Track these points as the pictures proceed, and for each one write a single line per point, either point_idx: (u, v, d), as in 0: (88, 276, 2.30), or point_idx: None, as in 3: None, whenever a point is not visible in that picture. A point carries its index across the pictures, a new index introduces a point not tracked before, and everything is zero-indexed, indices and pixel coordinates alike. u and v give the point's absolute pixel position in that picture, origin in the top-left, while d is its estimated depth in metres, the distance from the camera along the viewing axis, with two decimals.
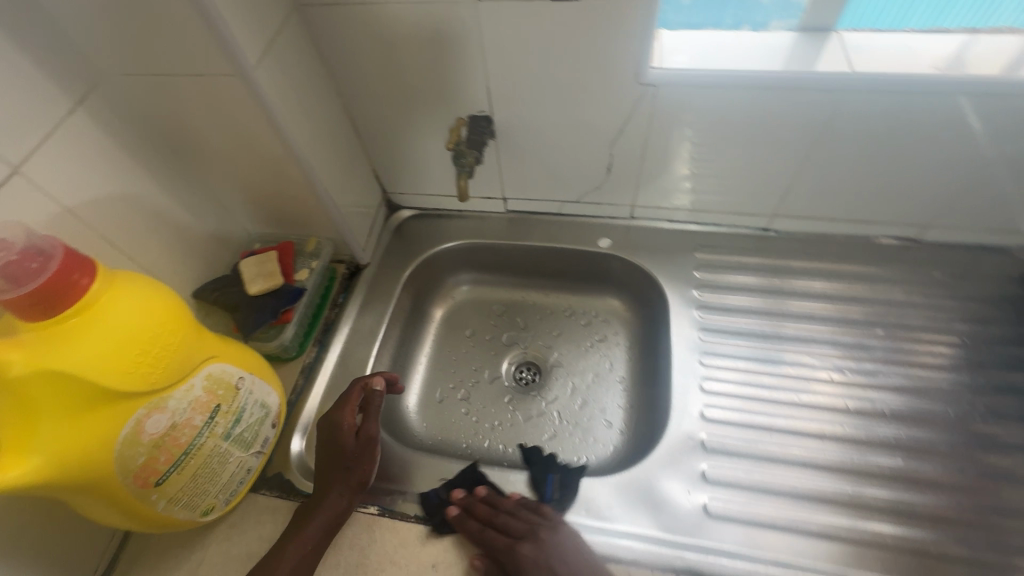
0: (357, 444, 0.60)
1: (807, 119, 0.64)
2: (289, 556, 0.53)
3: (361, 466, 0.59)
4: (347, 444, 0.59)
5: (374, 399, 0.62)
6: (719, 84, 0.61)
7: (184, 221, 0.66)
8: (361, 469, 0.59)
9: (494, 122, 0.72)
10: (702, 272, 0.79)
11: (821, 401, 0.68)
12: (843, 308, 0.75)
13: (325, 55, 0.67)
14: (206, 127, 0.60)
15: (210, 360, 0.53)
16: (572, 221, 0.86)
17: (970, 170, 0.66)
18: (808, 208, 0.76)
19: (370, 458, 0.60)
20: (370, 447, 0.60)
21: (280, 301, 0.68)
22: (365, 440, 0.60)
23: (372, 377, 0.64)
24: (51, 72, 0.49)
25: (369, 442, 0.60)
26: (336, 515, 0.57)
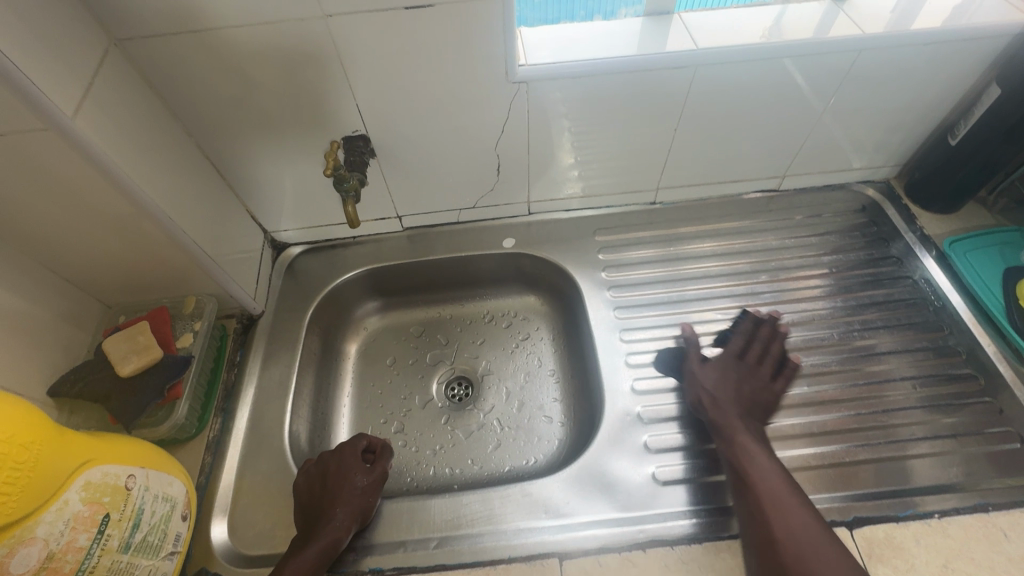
0: (363, 479, 0.60)
1: (671, 97, 0.68)
2: None
3: (367, 498, 0.59)
4: (356, 477, 0.60)
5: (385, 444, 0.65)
6: (585, 73, 0.63)
7: (22, 310, 0.55)
8: (362, 499, 0.59)
9: (371, 141, 0.69)
10: (605, 253, 0.82)
11: None
12: (733, 262, 0.82)
13: (162, 93, 0.60)
14: (27, 197, 0.50)
15: (84, 466, 0.44)
16: (473, 227, 0.85)
17: (808, 122, 0.75)
18: (685, 178, 0.82)
19: (373, 493, 0.60)
20: (377, 484, 0.61)
21: (164, 376, 0.59)
22: (373, 474, 0.61)
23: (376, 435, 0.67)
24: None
25: (375, 478, 0.61)
26: (334, 544, 0.54)
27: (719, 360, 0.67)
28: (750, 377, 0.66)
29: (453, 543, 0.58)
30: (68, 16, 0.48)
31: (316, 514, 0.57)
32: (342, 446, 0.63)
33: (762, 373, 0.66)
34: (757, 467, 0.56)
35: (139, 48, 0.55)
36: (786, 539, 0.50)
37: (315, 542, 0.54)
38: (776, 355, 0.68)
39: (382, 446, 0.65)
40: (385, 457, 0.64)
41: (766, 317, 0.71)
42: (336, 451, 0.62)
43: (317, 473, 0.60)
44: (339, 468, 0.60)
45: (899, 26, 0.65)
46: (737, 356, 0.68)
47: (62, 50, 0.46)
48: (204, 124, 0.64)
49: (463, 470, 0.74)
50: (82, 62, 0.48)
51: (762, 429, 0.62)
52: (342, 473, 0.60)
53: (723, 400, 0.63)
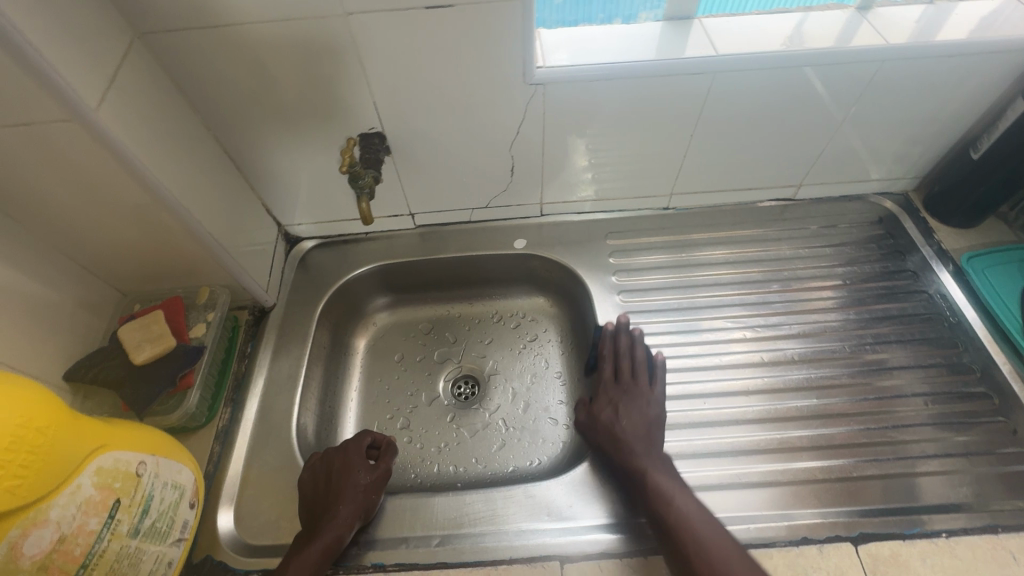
0: (367, 475, 0.61)
1: (688, 103, 0.68)
2: None
3: (370, 495, 0.60)
4: (359, 474, 0.61)
5: (389, 442, 0.66)
6: (602, 77, 0.63)
7: (40, 294, 0.57)
8: (365, 495, 0.59)
9: (387, 139, 0.69)
10: (616, 257, 0.82)
11: (741, 361, 0.73)
12: (744, 270, 0.81)
13: (183, 86, 0.60)
14: (48, 185, 0.51)
15: (96, 452, 0.45)
16: (485, 227, 0.85)
17: (826, 132, 0.74)
18: (700, 184, 0.81)
19: (376, 490, 0.61)
20: (380, 483, 0.62)
21: (177, 365, 0.60)
22: (377, 470, 0.62)
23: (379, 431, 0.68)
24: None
25: (379, 475, 0.62)
26: (337, 539, 0.55)
27: (603, 393, 0.69)
28: (633, 396, 0.67)
29: (455, 541, 0.58)
30: (95, 8, 0.49)
31: (322, 509, 0.57)
32: (347, 442, 0.64)
33: (640, 386, 0.68)
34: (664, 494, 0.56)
35: (162, 41, 0.55)
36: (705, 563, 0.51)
37: (318, 538, 0.54)
38: (642, 361, 0.70)
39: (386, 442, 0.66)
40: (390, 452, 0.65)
41: (619, 323, 0.74)
42: (341, 448, 0.63)
43: (323, 468, 0.61)
44: (344, 463, 0.61)
45: (924, 37, 0.64)
46: (612, 381, 0.70)
47: (89, 42, 0.47)
48: (223, 118, 0.65)
49: (466, 468, 0.75)
50: (107, 53, 0.49)
51: (662, 450, 0.62)
52: (346, 470, 0.60)
53: (620, 431, 0.63)
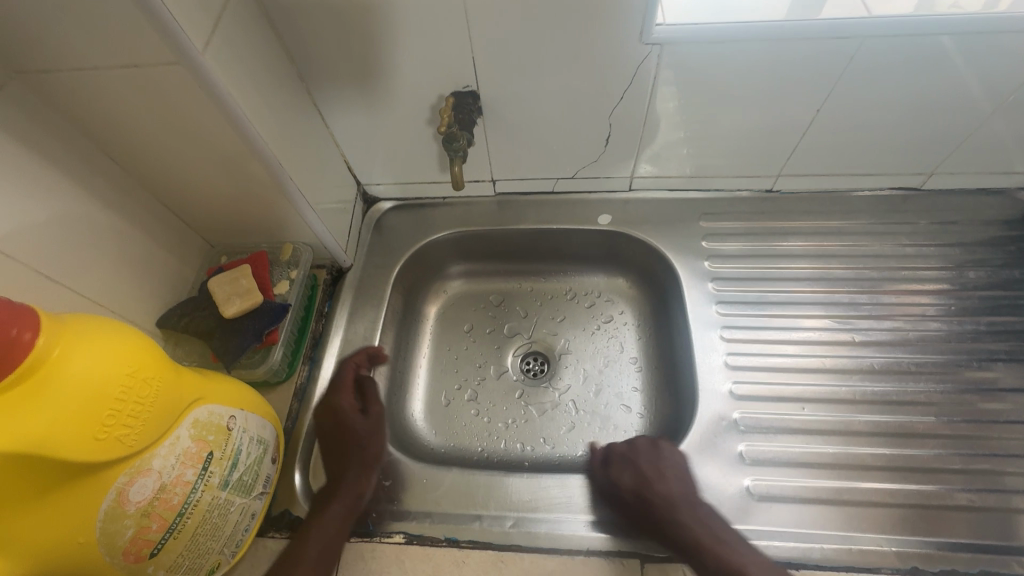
0: (366, 426, 0.61)
1: (822, 72, 0.59)
2: (312, 543, 0.52)
3: (374, 446, 0.60)
4: (358, 425, 0.61)
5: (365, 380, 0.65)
6: (729, 38, 0.56)
7: (136, 240, 0.57)
8: (372, 448, 0.60)
9: (480, 98, 0.65)
10: (709, 241, 0.75)
11: (844, 366, 0.66)
12: (854, 265, 0.73)
13: (279, 31, 0.58)
14: (149, 130, 0.51)
15: (193, 404, 0.45)
16: (568, 199, 0.80)
17: (980, 114, 0.64)
18: (813, 166, 0.72)
19: (380, 439, 0.61)
20: (378, 429, 0.62)
21: (262, 321, 0.59)
22: (371, 419, 0.62)
23: (356, 355, 0.66)
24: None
25: (375, 422, 0.62)
26: (356, 496, 0.56)
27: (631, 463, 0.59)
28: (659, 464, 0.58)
29: (529, 525, 0.57)
30: None
31: (336, 465, 0.58)
32: (329, 395, 0.63)
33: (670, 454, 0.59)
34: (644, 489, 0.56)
35: None
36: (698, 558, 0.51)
37: (339, 497, 0.55)
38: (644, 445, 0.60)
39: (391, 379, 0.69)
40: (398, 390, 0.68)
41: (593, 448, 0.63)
42: (333, 396, 0.63)
43: (326, 418, 0.61)
44: (342, 415, 0.61)
45: None
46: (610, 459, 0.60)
47: None
48: (314, 67, 0.62)
49: (534, 448, 0.73)
50: None
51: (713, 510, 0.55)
52: (344, 422, 0.60)
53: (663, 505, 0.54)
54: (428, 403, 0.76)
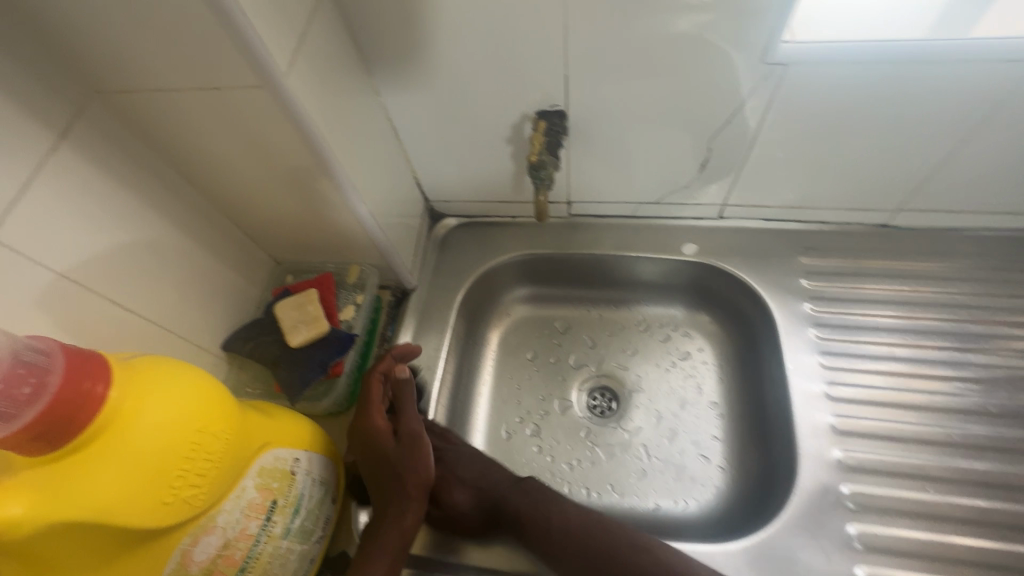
0: (399, 443, 0.54)
1: (978, 98, 0.50)
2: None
3: (415, 462, 0.53)
4: (389, 443, 0.54)
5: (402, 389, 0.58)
6: (867, 59, 0.48)
7: (206, 261, 0.55)
8: (418, 464, 0.53)
9: (567, 118, 0.59)
10: (811, 280, 0.67)
11: (975, 440, 0.57)
12: (988, 319, 0.62)
13: (360, 43, 0.54)
14: (225, 152, 0.48)
15: (259, 452, 0.42)
16: (649, 224, 0.73)
17: None
18: (944, 202, 0.62)
19: (419, 450, 0.54)
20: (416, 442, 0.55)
21: (328, 353, 0.56)
22: (407, 432, 0.55)
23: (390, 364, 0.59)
24: (5, 89, 0.37)
25: (411, 434, 0.55)
26: (416, 521, 0.52)
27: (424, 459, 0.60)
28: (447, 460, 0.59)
29: None
30: None
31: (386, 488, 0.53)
32: (361, 412, 0.56)
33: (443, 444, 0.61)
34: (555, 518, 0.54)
35: None
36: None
37: (392, 523, 0.51)
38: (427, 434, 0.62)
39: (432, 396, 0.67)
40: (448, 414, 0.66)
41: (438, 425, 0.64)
42: (365, 413, 0.55)
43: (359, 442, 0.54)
44: (374, 435, 0.54)
45: None
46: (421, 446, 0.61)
47: None
48: (393, 81, 0.58)
49: (601, 496, 0.67)
50: (301, 8, 0.43)
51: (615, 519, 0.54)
52: (377, 443, 0.54)
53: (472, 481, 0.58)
54: (488, 435, 0.72)
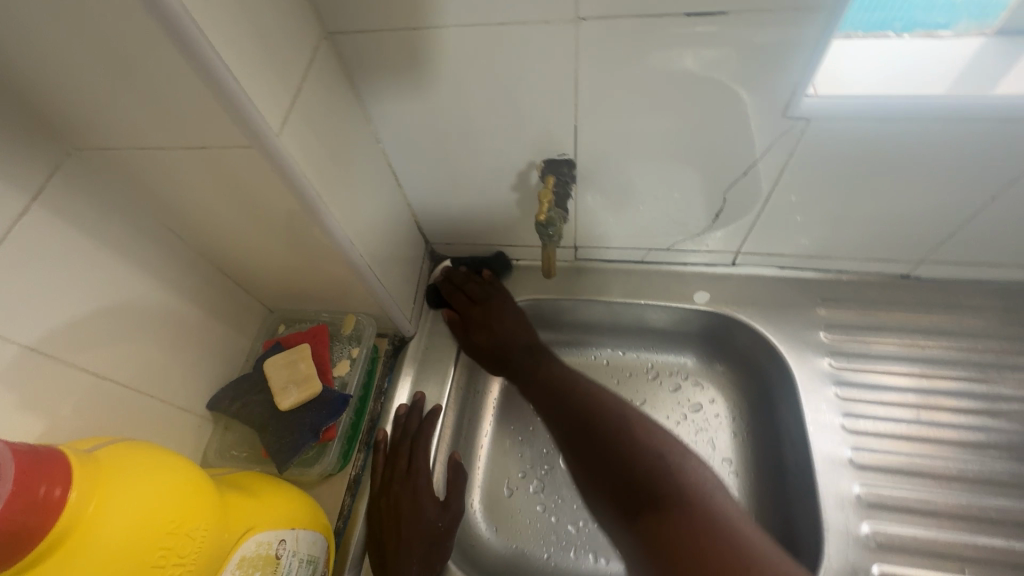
0: (443, 518, 0.56)
1: (1012, 154, 0.47)
2: None
3: (446, 542, 0.55)
4: (434, 516, 0.55)
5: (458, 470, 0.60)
6: (893, 115, 0.45)
7: (192, 317, 0.52)
8: (443, 545, 0.55)
9: (576, 167, 0.57)
10: (829, 332, 0.64)
11: (1011, 514, 0.54)
12: (1019, 381, 0.59)
13: (360, 89, 0.51)
14: (214, 206, 0.45)
15: (241, 539, 0.39)
16: (659, 270, 0.70)
17: None
18: (969, 255, 0.60)
19: (450, 535, 0.56)
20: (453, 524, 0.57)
21: (319, 417, 0.53)
22: (451, 513, 0.56)
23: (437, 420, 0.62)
24: None
25: (452, 517, 0.57)
26: None
27: (476, 307, 0.66)
28: (491, 307, 0.65)
29: None
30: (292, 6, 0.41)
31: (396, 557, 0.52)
32: (416, 470, 0.57)
33: (495, 300, 0.66)
34: (611, 413, 0.52)
35: (350, 43, 0.47)
36: (696, 543, 0.41)
37: None
38: (474, 288, 0.67)
39: (504, 289, 0.69)
40: (513, 301, 0.67)
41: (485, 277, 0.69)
42: (414, 474, 0.57)
43: (393, 503, 0.55)
44: (422, 502, 0.55)
45: None
46: (467, 299, 0.67)
47: (280, 49, 0.39)
48: (394, 127, 0.55)
49: (609, 561, 0.64)
50: (296, 59, 0.41)
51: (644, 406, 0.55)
52: (420, 511, 0.55)
53: (507, 335, 0.64)
54: (489, 491, 0.68)
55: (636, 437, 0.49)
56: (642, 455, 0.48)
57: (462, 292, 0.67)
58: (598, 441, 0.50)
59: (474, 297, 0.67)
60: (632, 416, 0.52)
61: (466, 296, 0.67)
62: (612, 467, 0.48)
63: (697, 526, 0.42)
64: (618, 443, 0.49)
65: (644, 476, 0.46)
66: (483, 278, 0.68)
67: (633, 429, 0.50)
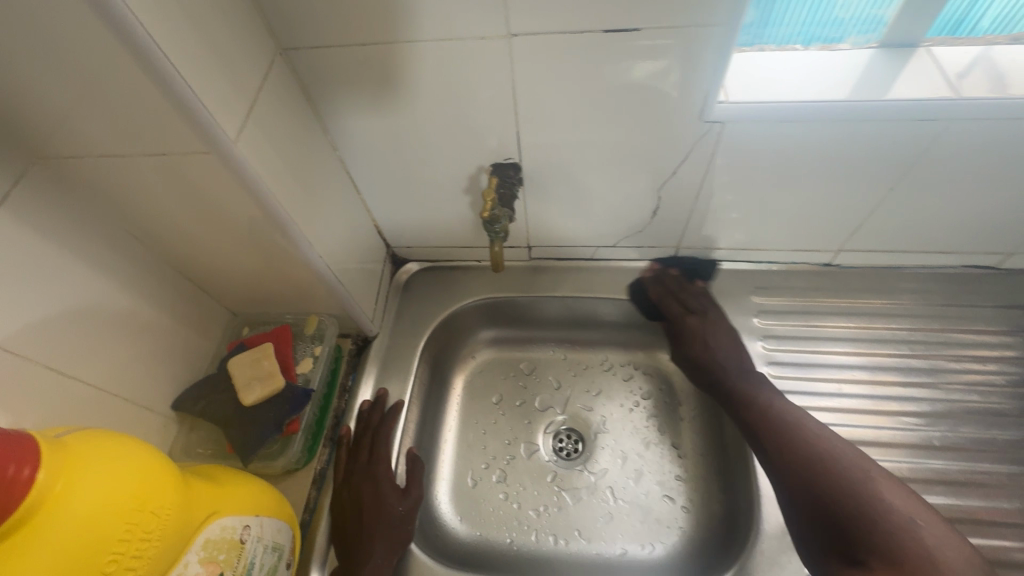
0: (403, 505, 0.58)
1: (903, 151, 0.54)
2: None
3: (407, 526, 0.57)
4: (393, 503, 0.58)
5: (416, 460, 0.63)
6: (798, 118, 0.51)
7: (155, 320, 0.54)
8: (405, 529, 0.57)
9: (522, 169, 0.61)
10: (762, 318, 0.70)
11: (923, 473, 0.59)
12: (929, 354, 0.66)
13: (316, 101, 0.55)
14: (176, 213, 0.48)
15: (205, 523, 0.41)
16: (608, 266, 0.75)
17: None
18: (879, 243, 0.66)
19: (412, 521, 0.58)
20: (414, 510, 0.59)
21: (283, 410, 0.55)
22: (410, 500, 0.59)
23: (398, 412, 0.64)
24: None
25: (412, 504, 0.59)
26: None
27: (695, 325, 0.70)
28: (716, 324, 0.69)
29: None
30: (246, 25, 0.44)
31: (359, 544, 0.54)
32: (375, 461, 0.60)
33: (718, 319, 0.70)
34: (799, 427, 0.58)
35: (303, 58, 0.50)
36: (890, 556, 0.48)
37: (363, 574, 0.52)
38: (660, 293, 0.73)
39: (705, 276, 0.73)
40: (728, 319, 0.70)
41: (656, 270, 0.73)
42: (373, 465, 0.59)
43: (354, 493, 0.57)
44: (380, 491, 0.57)
45: None
46: (680, 310, 0.71)
47: (235, 63, 0.42)
48: (350, 137, 0.59)
49: (569, 542, 0.67)
50: (251, 73, 0.44)
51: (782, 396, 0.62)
52: (380, 500, 0.57)
53: (722, 357, 0.67)
54: (454, 482, 0.71)
55: (828, 477, 0.54)
56: (853, 494, 0.52)
57: (672, 297, 0.72)
58: (800, 456, 0.56)
59: (678, 313, 0.72)
60: (805, 433, 0.57)
61: (681, 303, 0.72)
62: (811, 493, 0.54)
63: (892, 542, 0.49)
64: (823, 484, 0.53)
65: (843, 508, 0.52)
66: (695, 288, 0.72)
67: (825, 466, 0.54)
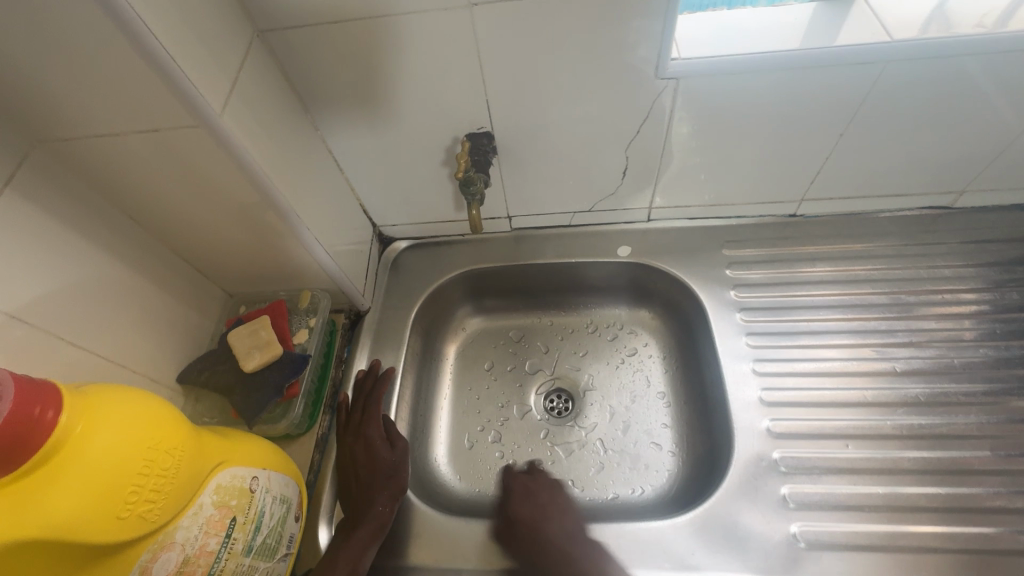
0: (392, 457, 0.61)
1: (847, 98, 0.58)
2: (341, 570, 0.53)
3: (399, 475, 0.60)
4: (381, 457, 0.60)
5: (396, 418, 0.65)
6: (746, 70, 0.55)
7: (156, 297, 0.57)
8: (398, 478, 0.60)
9: (495, 138, 0.64)
10: (734, 269, 0.73)
11: (888, 399, 0.63)
12: (891, 291, 0.69)
13: (294, 82, 0.58)
14: (169, 191, 0.51)
15: (216, 469, 0.44)
16: (586, 231, 0.79)
17: (1007, 143, 0.61)
18: (838, 190, 0.70)
19: (403, 470, 0.61)
20: (405, 460, 0.62)
21: (283, 375, 0.59)
22: (397, 452, 0.61)
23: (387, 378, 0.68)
24: None
25: (400, 456, 0.62)
26: (378, 527, 0.56)
27: None
28: None
29: None
30: (224, 8, 0.47)
31: (359, 496, 0.58)
32: (360, 424, 0.63)
33: None
34: None
35: (279, 39, 0.53)
36: None
37: (363, 522, 0.56)
38: None
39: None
40: None
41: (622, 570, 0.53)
42: (361, 427, 0.63)
43: (347, 455, 0.61)
44: (366, 449, 0.61)
45: None
46: None
47: (216, 43, 0.45)
48: (330, 117, 0.62)
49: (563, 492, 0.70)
50: (231, 53, 0.47)
51: None
52: (368, 456, 0.60)
53: None
54: (451, 445, 0.75)
55: None
56: None
57: None
58: None
59: None
60: None
61: None
62: None
63: None
64: None
65: None
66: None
67: None
